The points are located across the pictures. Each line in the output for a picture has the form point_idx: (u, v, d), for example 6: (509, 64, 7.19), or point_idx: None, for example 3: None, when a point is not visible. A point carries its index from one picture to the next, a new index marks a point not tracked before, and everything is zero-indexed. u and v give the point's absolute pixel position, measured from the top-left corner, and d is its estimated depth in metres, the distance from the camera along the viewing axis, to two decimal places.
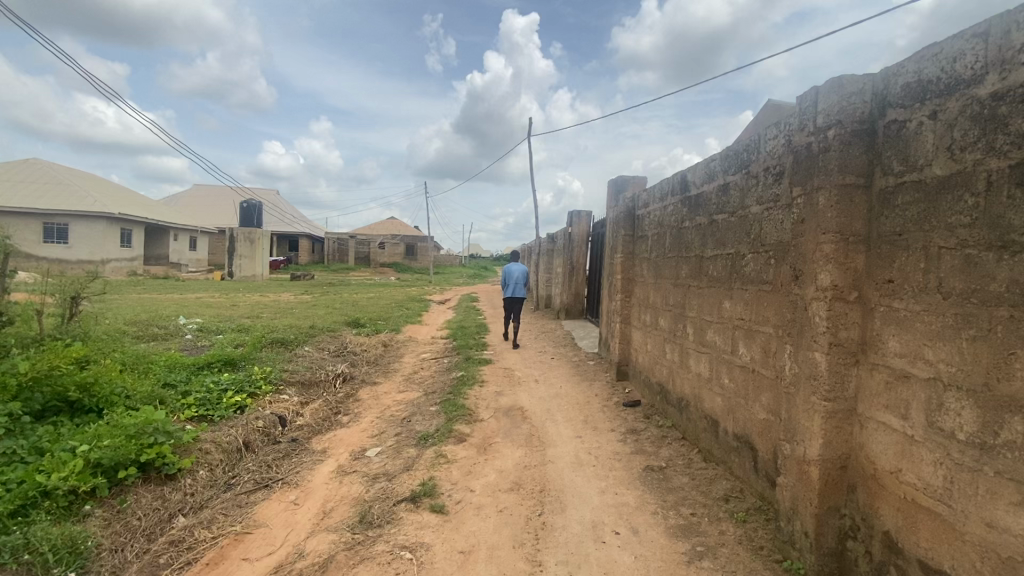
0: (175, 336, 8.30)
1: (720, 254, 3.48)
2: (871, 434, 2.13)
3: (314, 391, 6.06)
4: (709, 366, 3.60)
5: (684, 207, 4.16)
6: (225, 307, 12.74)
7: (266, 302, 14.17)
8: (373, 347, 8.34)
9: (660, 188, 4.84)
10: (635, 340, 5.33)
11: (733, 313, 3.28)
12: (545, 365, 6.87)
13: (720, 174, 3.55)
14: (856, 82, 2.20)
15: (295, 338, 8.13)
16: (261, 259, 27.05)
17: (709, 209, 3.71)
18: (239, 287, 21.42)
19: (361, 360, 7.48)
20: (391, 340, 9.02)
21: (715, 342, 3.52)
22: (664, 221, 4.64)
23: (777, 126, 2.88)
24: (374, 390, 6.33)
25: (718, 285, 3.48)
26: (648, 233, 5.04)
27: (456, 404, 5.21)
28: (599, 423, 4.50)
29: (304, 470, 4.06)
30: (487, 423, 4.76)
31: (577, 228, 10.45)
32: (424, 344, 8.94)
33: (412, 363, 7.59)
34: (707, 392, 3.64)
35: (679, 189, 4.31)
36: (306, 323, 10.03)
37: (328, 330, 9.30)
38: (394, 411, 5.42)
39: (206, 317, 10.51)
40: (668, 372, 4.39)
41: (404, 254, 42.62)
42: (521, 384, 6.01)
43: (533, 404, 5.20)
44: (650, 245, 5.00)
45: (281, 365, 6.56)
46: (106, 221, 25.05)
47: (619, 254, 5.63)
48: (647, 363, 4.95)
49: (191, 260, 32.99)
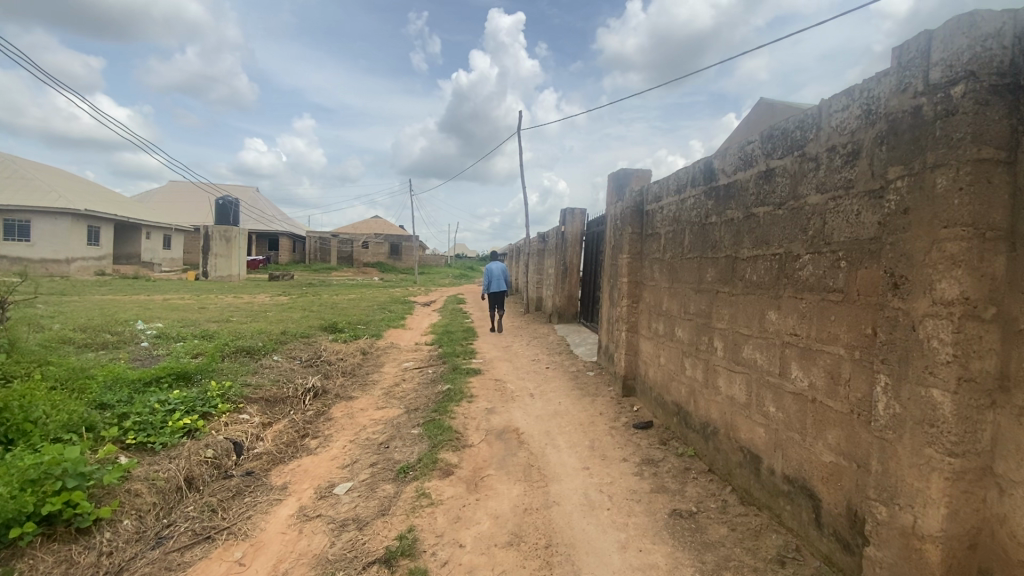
0: (127, 344, 7.47)
1: (762, 255, 2.89)
2: (1020, 505, 1.55)
3: (280, 408, 5.34)
4: (746, 388, 3.02)
5: (710, 199, 3.57)
6: (194, 310, 11.82)
7: (240, 305, 13.28)
8: (350, 355, 7.60)
9: (675, 178, 4.23)
10: (644, 352, 4.73)
11: (783, 327, 2.69)
12: (540, 376, 6.22)
13: (761, 159, 2.97)
14: (994, 19, 1.60)
15: (263, 346, 7.35)
16: (238, 258, 25.93)
17: (745, 201, 3.12)
18: (212, 287, 20.42)
19: (335, 372, 6.75)
20: (371, 347, 8.30)
21: (755, 360, 2.93)
22: (682, 217, 4.04)
23: (851, 94, 2.28)
24: (348, 406, 5.62)
25: (760, 292, 2.89)
26: (661, 230, 4.44)
27: (442, 426, 4.54)
28: (609, 450, 3.88)
29: (257, 515, 3.35)
30: (478, 450, 4.10)
31: (571, 227, 9.83)
32: (407, 352, 8.22)
33: (393, 374, 6.88)
34: (742, 420, 3.05)
35: (702, 178, 3.71)
36: (279, 328, 9.22)
37: (301, 337, 8.53)
38: (370, 433, 4.73)
39: (169, 322, 9.64)
40: (688, 392, 3.79)
41: (388, 254, 41.60)
42: (515, 399, 5.37)
43: (530, 426, 4.56)
44: (662, 244, 4.40)
45: (243, 378, 5.81)
46: (71, 219, 23.69)
47: (625, 254, 5.02)
48: (660, 378, 4.34)
49: (165, 259, 31.63)
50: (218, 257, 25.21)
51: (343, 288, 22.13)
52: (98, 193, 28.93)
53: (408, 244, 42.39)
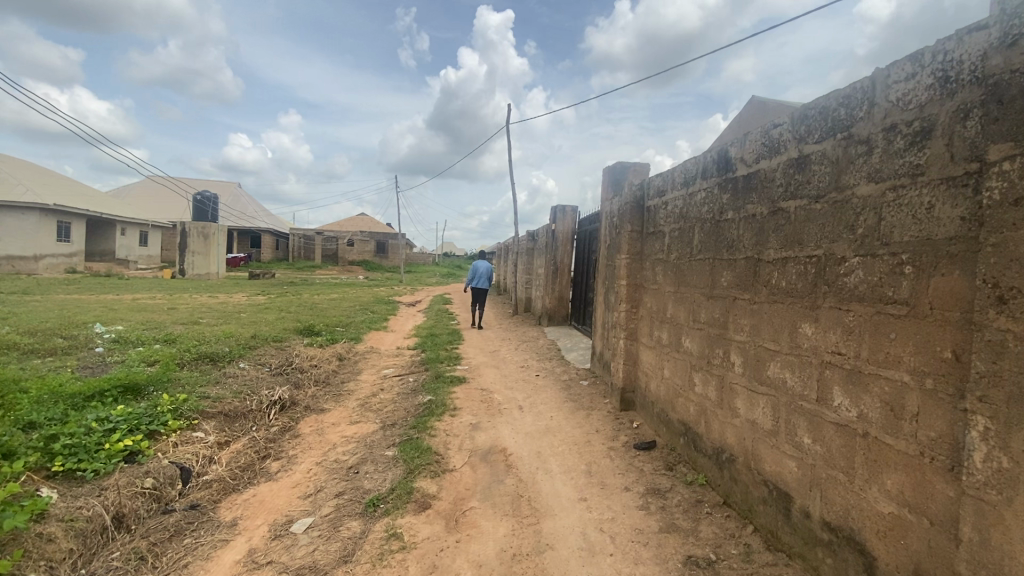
0: (79, 350, 6.82)
1: (794, 257, 2.46)
2: None
3: (240, 423, 4.79)
4: (772, 412, 2.59)
5: (724, 192, 3.14)
6: (162, 311, 11.11)
7: (213, 305, 12.58)
8: (325, 362, 7.04)
9: (681, 170, 3.78)
10: (644, 362, 4.30)
11: (821, 343, 2.26)
12: (529, 386, 5.75)
13: (791, 144, 2.53)
14: None
15: (230, 352, 6.76)
16: (216, 256, 25.04)
17: (770, 194, 2.68)
18: (187, 286, 19.58)
19: (307, 381, 6.20)
20: (348, 352, 7.75)
21: (784, 380, 2.50)
22: (690, 213, 3.59)
23: (918, 59, 1.84)
24: (319, 421, 5.09)
25: (791, 301, 2.46)
26: (665, 228, 3.99)
27: (421, 446, 4.05)
28: (608, 478, 3.43)
29: (195, 563, 2.83)
30: (460, 476, 3.62)
31: (562, 225, 9.38)
32: (388, 357, 7.69)
33: (370, 382, 6.36)
34: (768, 449, 2.62)
35: (715, 168, 3.27)
36: (251, 332, 8.62)
37: (273, 342, 7.93)
38: (339, 454, 4.22)
39: (132, 324, 8.96)
40: (698, 411, 3.36)
41: (374, 252, 40.80)
42: (502, 413, 4.89)
43: (519, 446, 4.08)
44: (667, 243, 3.95)
45: (201, 390, 5.25)
46: (39, 213, 22.61)
47: (623, 254, 4.58)
48: (663, 393, 3.91)
49: (141, 256, 30.54)
50: (196, 254, 24.31)
51: (325, 287, 21.39)
52: (69, 187, 27.77)
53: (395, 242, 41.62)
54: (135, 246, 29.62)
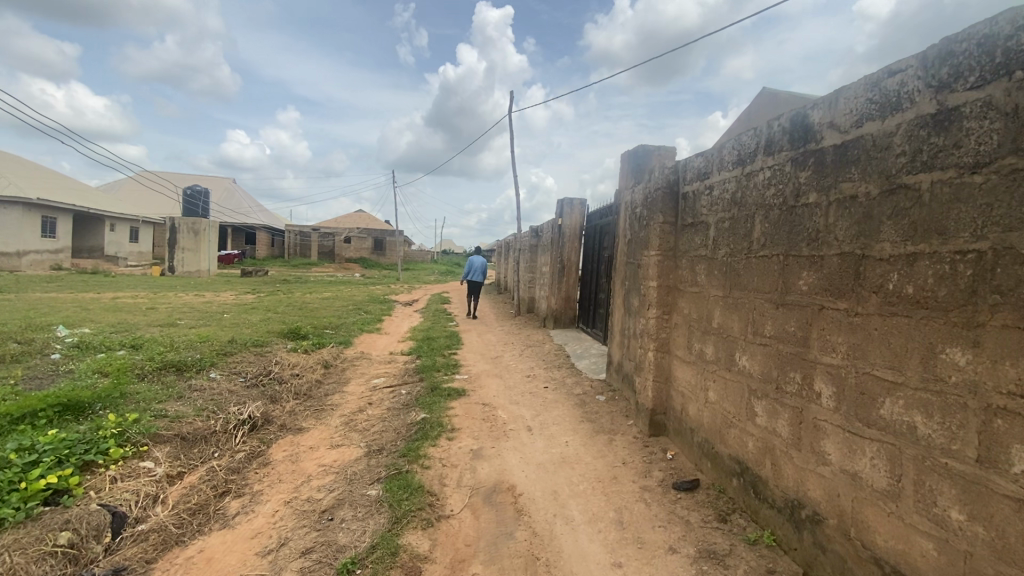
0: (28, 357, 6.04)
1: (931, 254, 1.75)
2: None
3: (199, 448, 4.06)
4: (888, 465, 1.90)
5: (802, 169, 2.42)
6: (139, 312, 10.31)
7: (197, 305, 11.77)
8: (308, 371, 6.30)
9: (731, 146, 3.07)
10: (680, 379, 3.59)
11: (988, 379, 1.56)
12: (538, 401, 5.03)
13: (923, 95, 1.81)
14: None
15: (201, 360, 6.01)
16: (207, 253, 24.22)
17: (882, 168, 1.97)
18: (174, 284, 18.73)
19: (285, 394, 5.46)
20: (336, 359, 7.02)
21: (911, 424, 1.81)
22: (746, 198, 2.88)
23: None
24: (294, 444, 4.37)
25: (926, 315, 1.75)
26: (709, 218, 3.28)
27: (411, 483, 3.33)
28: (646, 531, 2.72)
29: None
30: (459, 526, 2.90)
31: (570, 220, 8.66)
32: (379, 364, 6.95)
33: (357, 395, 5.62)
34: (880, 516, 1.93)
35: (785, 139, 2.55)
36: (229, 335, 7.84)
37: (253, 347, 7.18)
38: (313, 491, 3.50)
39: (100, 327, 8.16)
40: (760, 449, 2.66)
41: (371, 249, 39.98)
42: (508, 436, 4.17)
43: (531, 482, 3.37)
44: (712, 236, 3.23)
45: (158, 407, 4.51)
46: (22, 208, 21.73)
47: (651, 250, 3.86)
48: (708, 420, 3.20)
49: (131, 253, 29.68)
50: (185, 251, 23.49)
51: (320, 285, 20.59)
52: (55, 181, 26.86)
53: (392, 240, 40.83)
54: (126, 242, 28.77)
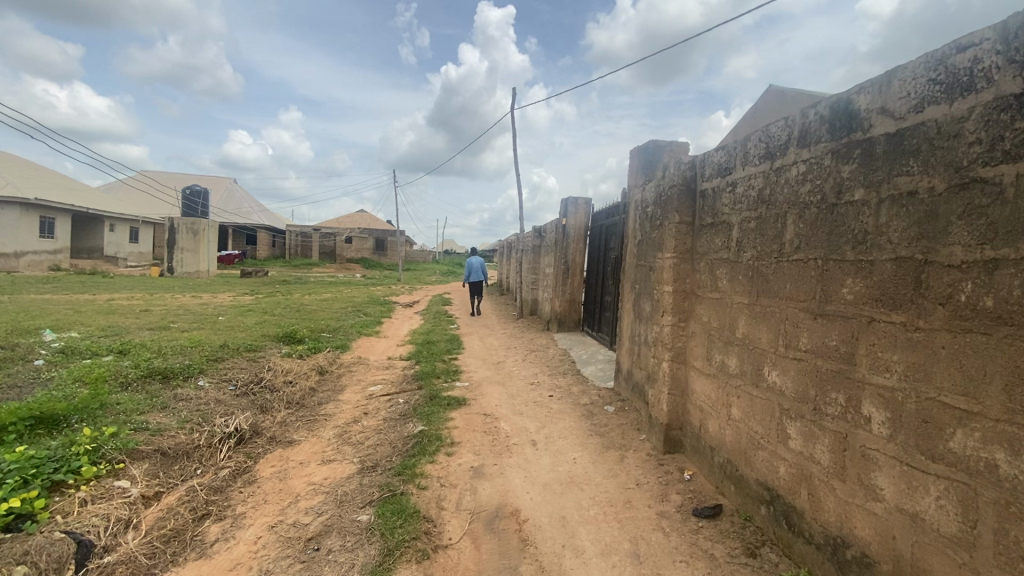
0: (10, 364, 5.78)
1: (1017, 261, 1.47)
2: None
3: (180, 465, 3.79)
4: (960, 508, 1.62)
5: (845, 162, 2.14)
6: (132, 314, 10.07)
7: (193, 307, 11.53)
8: (302, 377, 6.03)
9: (758, 138, 2.78)
10: (699, 393, 3.32)
11: None
12: (543, 412, 4.75)
13: (1005, 71, 1.52)
14: None
15: (189, 367, 5.75)
16: (206, 253, 24.01)
17: (951, 160, 1.69)
18: (172, 285, 18.50)
19: (276, 403, 5.19)
20: (332, 365, 6.75)
21: (990, 462, 1.53)
22: (776, 196, 2.60)
23: None
24: (284, 460, 4.09)
25: (1010, 333, 1.48)
26: (732, 217, 3.00)
27: (406, 507, 3.05)
28: (666, 567, 2.44)
29: None
30: (458, 559, 2.62)
31: (575, 220, 8.38)
32: (376, 370, 6.69)
33: (353, 404, 5.35)
34: (948, 567, 1.66)
35: (824, 128, 2.27)
36: (222, 339, 7.58)
37: (246, 352, 6.92)
38: (300, 514, 3.22)
39: (90, 331, 7.92)
40: (794, 476, 2.38)
41: (372, 249, 39.74)
42: (511, 452, 3.89)
43: (537, 506, 3.09)
44: (735, 238, 2.95)
45: (139, 420, 4.24)
46: (20, 208, 21.52)
47: (666, 252, 3.58)
48: (732, 439, 2.92)
49: (131, 253, 29.50)
50: (185, 251, 23.28)
51: (321, 287, 20.38)
52: (55, 181, 26.67)
53: (394, 240, 40.64)
54: (125, 242, 28.59)
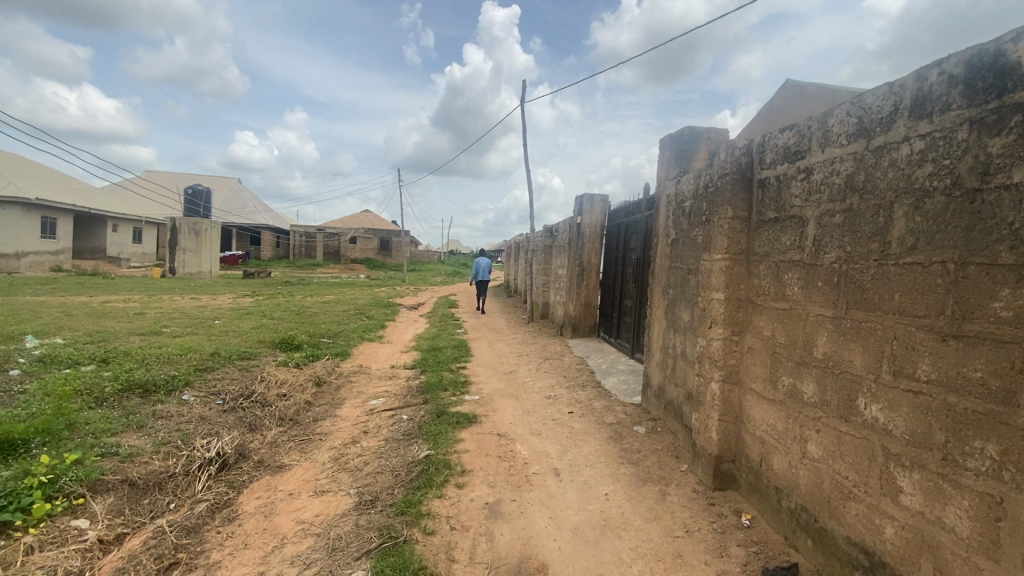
0: None
1: None
2: None
3: (150, 499, 3.28)
4: None
5: (995, 134, 1.62)
6: (125, 318, 9.59)
7: (189, 310, 11.06)
8: (297, 390, 5.52)
9: (846, 112, 2.26)
10: (759, 421, 2.79)
11: None
12: (564, 433, 4.22)
13: None
14: None
15: (174, 378, 5.24)
16: (208, 254, 23.63)
17: None
18: (171, 287, 18.09)
19: (267, 420, 4.68)
20: (331, 375, 6.23)
21: None
22: (875, 183, 2.09)
23: None
24: (271, 490, 3.59)
25: None
26: (806, 211, 2.48)
27: (411, 561, 2.53)
28: None
29: None
30: None
31: (591, 219, 7.85)
32: (379, 381, 6.17)
33: (351, 421, 4.83)
34: None
35: (958, 92, 1.75)
36: (214, 346, 7.09)
37: (239, 360, 6.42)
38: (285, 565, 2.70)
39: (74, 337, 7.43)
40: (910, 541, 1.87)
41: (377, 250, 39.31)
42: (532, 485, 3.36)
43: (567, 559, 2.56)
44: (811, 236, 2.44)
45: (109, 443, 3.74)
46: (20, 208, 21.16)
47: (715, 253, 3.05)
48: (808, 482, 2.40)
49: (134, 254, 29.16)
50: (186, 252, 22.89)
51: (324, 287, 19.99)
52: (57, 181, 26.34)
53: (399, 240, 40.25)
54: (128, 243, 28.27)
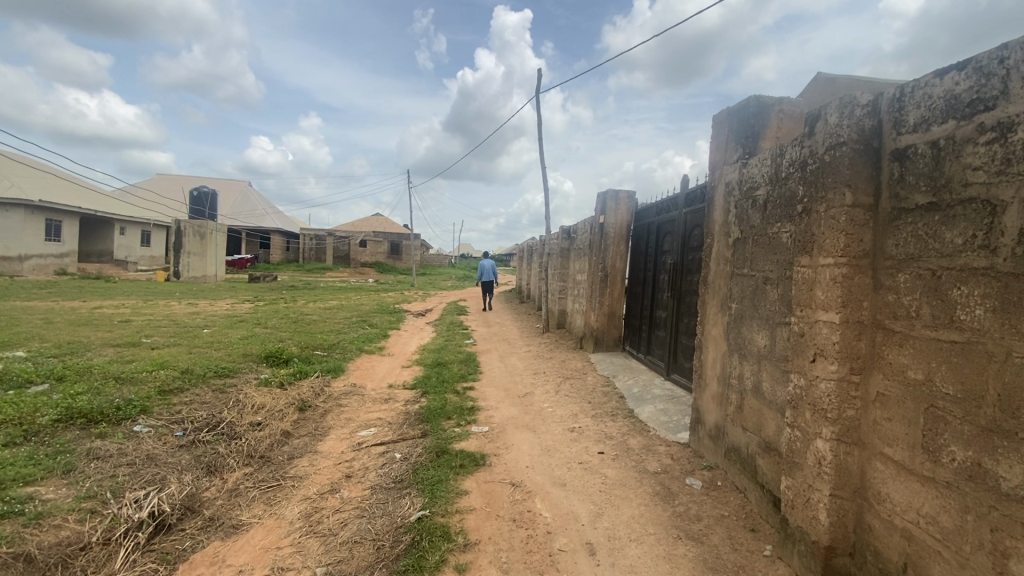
0: None
1: None
2: None
3: None
4: None
5: None
6: (107, 327, 8.86)
7: (179, 317, 10.32)
8: (275, 417, 4.69)
9: None
10: (902, 506, 1.90)
11: None
12: (596, 485, 3.33)
13: None
14: None
15: (128, 404, 4.42)
16: (214, 257, 23.13)
17: None
18: (171, 291, 17.51)
19: (230, 458, 3.85)
20: (318, 397, 5.39)
21: None
22: None
23: None
24: (216, 564, 2.74)
25: None
26: (999, 191, 1.58)
27: None
28: None
29: None
30: None
31: (616, 218, 6.95)
32: (373, 405, 5.31)
33: (334, 460, 3.99)
34: None
35: None
36: (191, 360, 6.28)
37: (214, 378, 5.60)
38: None
39: (39, 349, 6.67)
40: None
41: (387, 253, 38.62)
42: (560, 571, 2.48)
43: None
44: (1013, 229, 1.54)
45: (15, 498, 2.92)
46: (23, 210, 20.76)
47: (822, 256, 2.17)
48: None
49: (141, 257, 28.79)
50: (191, 255, 22.36)
51: (330, 293, 19.31)
52: (63, 184, 26.04)
53: (409, 244, 39.63)
54: (136, 246, 27.92)
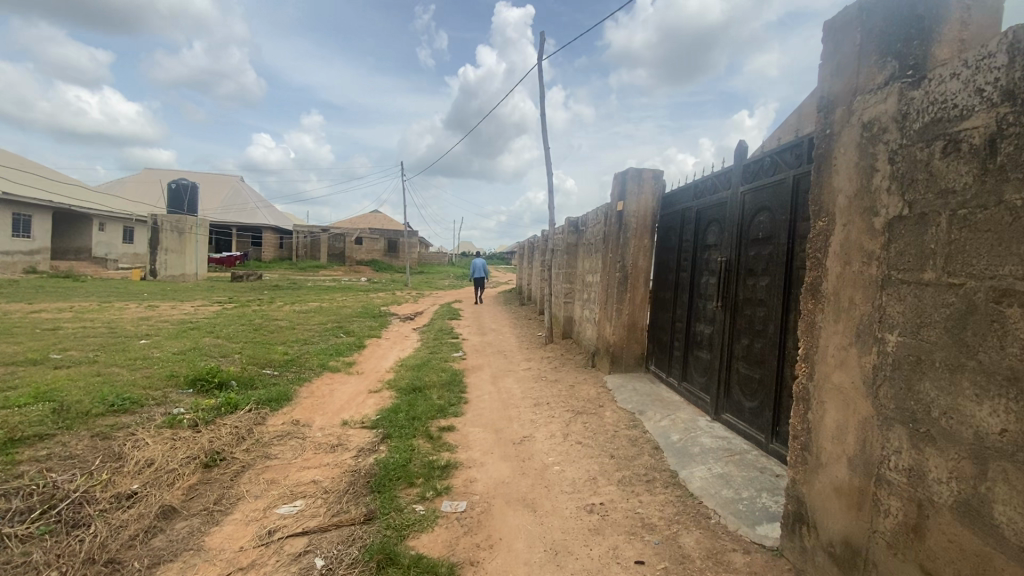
0: None
1: None
2: None
3: None
4: None
5: None
6: (25, 336, 7.43)
7: (123, 324, 8.89)
8: (160, 483, 3.25)
9: None
10: None
11: None
12: None
13: None
14: None
15: None
16: (194, 254, 21.71)
17: None
18: (140, 291, 16.13)
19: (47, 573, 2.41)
20: (239, 444, 3.95)
21: None
22: None
23: None
24: None
25: None
26: None
27: None
28: None
29: None
30: None
31: (638, 205, 5.50)
32: (314, 455, 3.88)
33: (220, 568, 2.55)
34: None
35: None
36: (90, 386, 4.85)
37: (104, 415, 4.16)
38: None
39: None
40: None
41: (383, 250, 37.09)
42: None
43: None
44: None
45: None
46: None
47: None
48: None
49: (123, 255, 27.46)
50: (169, 253, 20.98)
51: (316, 292, 17.89)
52: (37, 178, 24.61)
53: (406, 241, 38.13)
54: (116, 243, 26.51)
